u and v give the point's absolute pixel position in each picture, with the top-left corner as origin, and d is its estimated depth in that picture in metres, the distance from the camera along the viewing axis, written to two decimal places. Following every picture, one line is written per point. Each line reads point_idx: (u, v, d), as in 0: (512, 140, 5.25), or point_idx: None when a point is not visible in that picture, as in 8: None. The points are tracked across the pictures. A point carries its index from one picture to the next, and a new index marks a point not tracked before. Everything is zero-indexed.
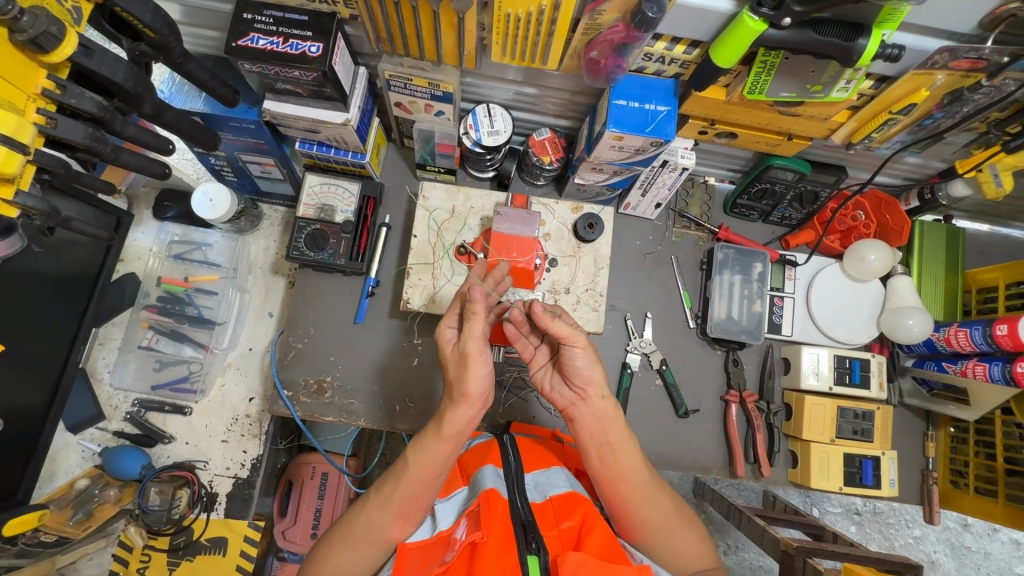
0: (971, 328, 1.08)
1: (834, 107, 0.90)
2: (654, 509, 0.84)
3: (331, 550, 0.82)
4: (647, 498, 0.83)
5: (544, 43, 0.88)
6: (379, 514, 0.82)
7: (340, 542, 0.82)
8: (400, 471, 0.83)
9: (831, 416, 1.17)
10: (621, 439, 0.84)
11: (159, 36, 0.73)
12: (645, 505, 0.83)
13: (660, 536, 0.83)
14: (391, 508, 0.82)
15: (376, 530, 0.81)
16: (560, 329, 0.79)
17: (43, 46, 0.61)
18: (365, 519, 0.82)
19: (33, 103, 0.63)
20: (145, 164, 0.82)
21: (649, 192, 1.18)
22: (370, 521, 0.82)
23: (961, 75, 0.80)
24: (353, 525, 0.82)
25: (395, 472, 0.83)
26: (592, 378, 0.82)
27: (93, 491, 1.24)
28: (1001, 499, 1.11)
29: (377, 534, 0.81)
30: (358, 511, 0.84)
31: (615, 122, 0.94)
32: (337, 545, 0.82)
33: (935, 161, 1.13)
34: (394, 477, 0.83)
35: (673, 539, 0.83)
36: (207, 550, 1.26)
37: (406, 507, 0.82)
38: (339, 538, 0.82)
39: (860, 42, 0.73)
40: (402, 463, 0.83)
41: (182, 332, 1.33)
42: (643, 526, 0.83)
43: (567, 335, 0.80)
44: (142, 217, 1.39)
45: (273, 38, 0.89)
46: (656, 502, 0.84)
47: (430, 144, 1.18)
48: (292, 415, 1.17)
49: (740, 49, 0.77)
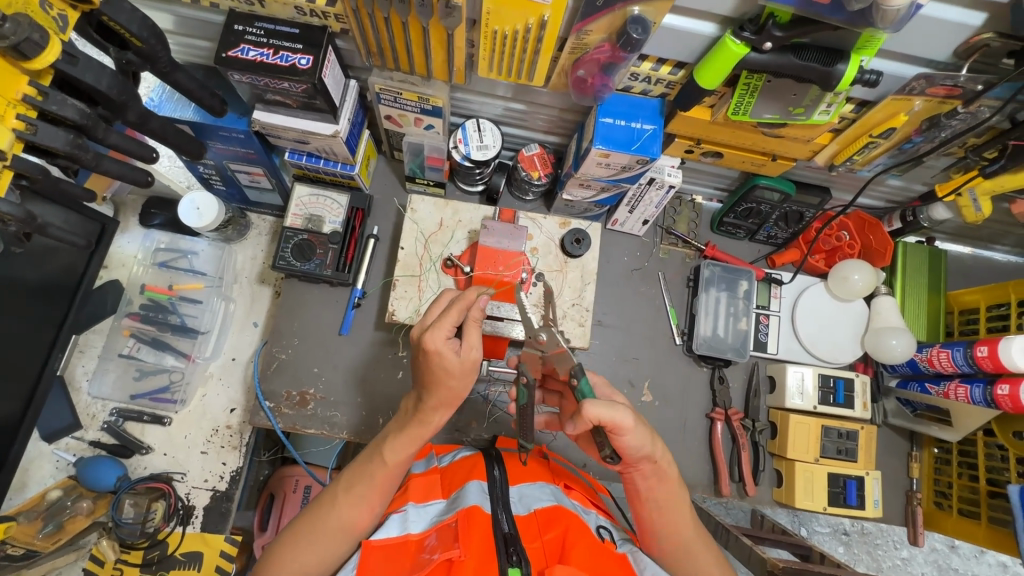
0: (953, 349, 1.09)
1: (816, 130, 0.92)
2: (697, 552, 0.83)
3: (296, 548, 0.80)
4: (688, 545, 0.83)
5: (532, 61, 0.89)
6: (348, 508, 0.82)
7: (305, 538, 0.81)
8: (371, 464, 0.85)
9: (815, 435, 1.18)
10: (681, 500, 0.82)
11: (146, 45, 0.73)
12: (692, 556, 0.83)
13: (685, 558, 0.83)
14: (354, 496, 0.83)
15: (343, 525, 0.82)
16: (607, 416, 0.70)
17: (25, 53, 0.60)
18: (325, 510, 0.82)
19: (12, 109, 0.62)
20: (128, 171, 0.81)
21: (636, 209, 1.19)
22: (335, 515, 0.82)
23: (938, 102, 0.82)
24: (320, 521, 0.82)
25: (366, 467, 0.85)
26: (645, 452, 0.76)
27: (65, 503, 1.21)
28: (984, 520, 1.11)
29: (343, 529, 0.82)
30: (324, 506, 0.83)
31: (601, 140, 0.95)
32: (301, 543, 0.80)
33: (916, 185, 1.15)
34: (365, 470, 0.85)
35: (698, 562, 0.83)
36: (181, 565, 1.23)
37: (370, 501, 0.83)
38: (304, 533, 0.81)
39: (839, 68, 0.75)
40: (371, 458, 0.85)
41: (163, 340, 1.32)
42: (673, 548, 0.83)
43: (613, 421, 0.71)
44: (129, 223, 1.38)
45: (264, 49, 0.90)
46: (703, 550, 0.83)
47: (420, 157, 1.18)
48: (273, 427, 1.15)
49: (723, 71, 0.79)
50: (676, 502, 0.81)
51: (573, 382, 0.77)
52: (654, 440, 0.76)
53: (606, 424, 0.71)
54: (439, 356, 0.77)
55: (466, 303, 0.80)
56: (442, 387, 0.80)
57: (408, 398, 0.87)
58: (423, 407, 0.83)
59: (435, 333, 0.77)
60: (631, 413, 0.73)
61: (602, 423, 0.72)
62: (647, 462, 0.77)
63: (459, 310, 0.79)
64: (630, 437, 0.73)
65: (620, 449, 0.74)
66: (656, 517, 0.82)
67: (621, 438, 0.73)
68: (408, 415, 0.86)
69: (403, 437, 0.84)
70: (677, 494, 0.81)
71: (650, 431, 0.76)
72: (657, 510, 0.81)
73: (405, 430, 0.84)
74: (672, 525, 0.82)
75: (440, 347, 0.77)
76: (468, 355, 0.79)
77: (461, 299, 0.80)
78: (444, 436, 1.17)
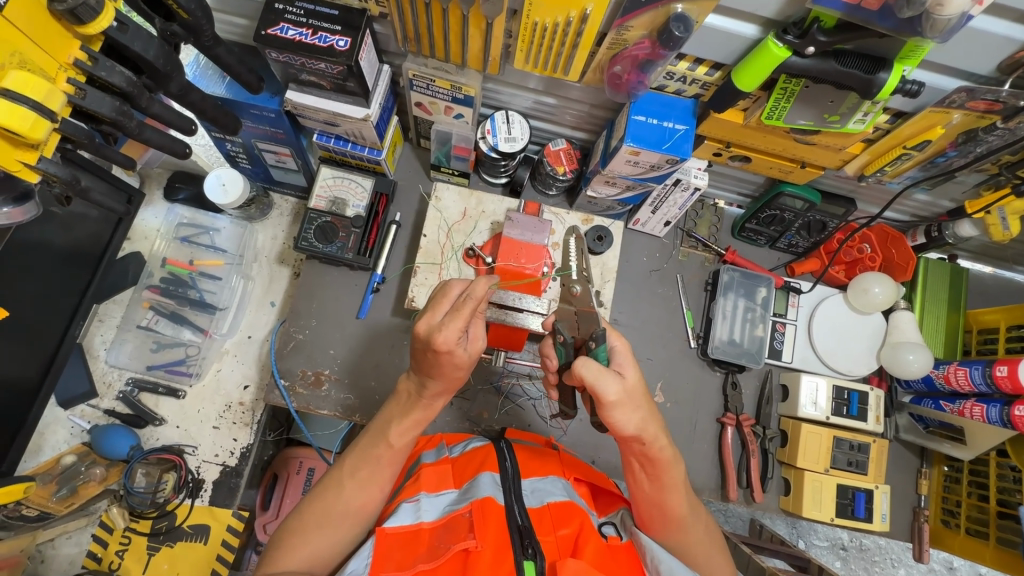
0: (971, 368, 1.09)
1: (850, 139, 0.92)
2: (689, 536, 0.85)
3: (305, 534, 0.80)
4: (679, 526, 0.83)
5: (569, 55, 0.89)
6: (356, 492, 0.83)
7: (313, 525, 0.81)
8: (376, 448, 0.84)
9: (827, 446, 1.17)
10: (676, 480, 0.81)
11: (192, 17, 0.74)
12: (683, 531, 0.84)
13: (677, 532, 0.84)
14: (359, 481, 0.83)
15: (351, 509, 0.82)
16: (587, 374, 0.71)
17: (80, 17, 0.63)
18: (325, 501, 0.82)
19: (64, 73, 0.65)
20: (167, 141, 0.83)
21: (659, 210, 1.19)
22: (341, 500, 0.82)
23: (977, 116, 0.83)
24: (330, 507, 0.82)
25: (370, 453, 0.84)
26: (643, 428, 0.75)
27: (79, 468, 1.23)
28: (992, 541, 1.11)
29: (354, 513, 0.82)
30: (330, 491, 0.83)
31: (632, 137, 0.95)
32: (309, 532, 0.80)
33: (944, 201, 1.16)
34: (370, 455, 0.84)
35: (688, 536, 0.85)
36: (188, 537, 1.24)
37: (374, 486, 0.84)
38: (314, 521, 0.81)
39: (880, 76, 0.74)
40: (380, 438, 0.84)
41: (182, 314, 1.33)
42: (669, 521, 0.83)
43: (596, 388, 0.71)
44: (153, 197, 1.40)
45: (303, 29, 0.90)
46: (695, 526, 0.85)
47: (446, 145, 1.19)
48: (287, 405, 1.15)
49: (761, 74, 0.79)
50: (668, 481, 0.81)
51: (591, 345, 0.78)
52: (644, 420, 0.75)
53: (590, 389, 0.72)
54: (449, 354, 0.72)
55: (478, 300, 0.72)
56: (446, 377, 0.77)
57: (409, 381, 0.83)
58: (425, 392, 0.81)
59: (448, 333, 0.71)
60: (617, 389, 0.72)
61: (585, 387, 0.73)
62: (636, 440, 0.76)
63: (471, 309, 0.72)
64: (610, 413, 0.72)
65: (608, 423, 0.75)
66: (648, 491, 0.82)
67: (607, 409, 0.72)
68: (408, 400, 0.84)
69: (406, 423, 0.83)
70: (670, 476, 0.80)
71: (641, 411, 0.74)
72: (649, 484, 0.81)
73: (409, 415, 0.83)
74: (664, 503, 0.82)
75: (452, 346, 0.72)
76: (474, 346, 0.77)
77: (473, 296, 0.72)
78: (454, 425, 1.17)
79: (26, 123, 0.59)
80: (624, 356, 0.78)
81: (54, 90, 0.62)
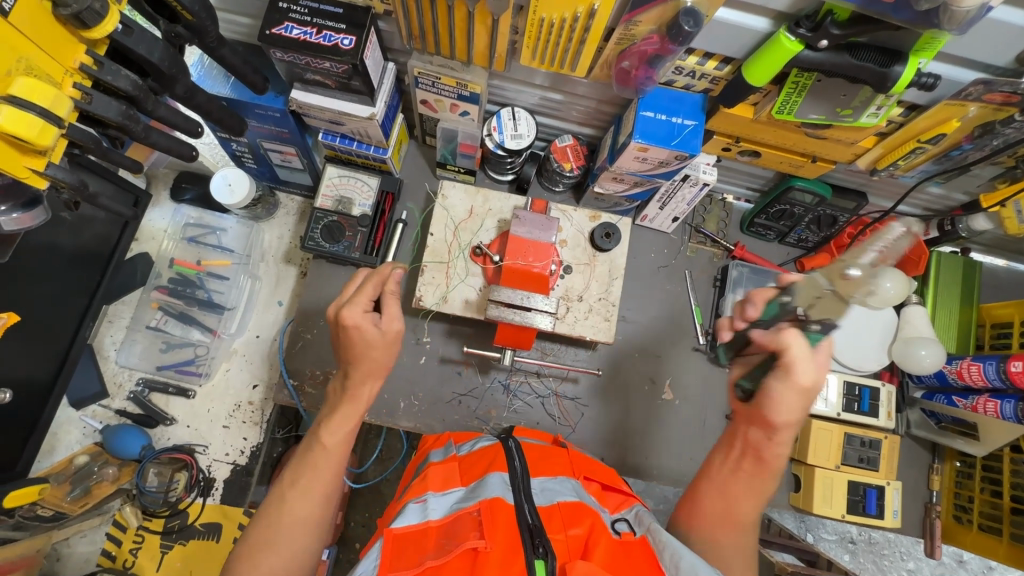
0: (985, 363, 1.07)
1: (862, 133, 0.90)
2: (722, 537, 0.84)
3: (257, 554, 0.76)
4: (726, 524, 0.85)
5: (576, 51, 0.88)
6: (301, 503, 0.79)
7: (262, 544, 0.77)
8: (310, 452, 0.83)
9: (837, 442, 1.16)
10: (768, 487, 0.85)
11: (196, 18, 0.74)
12: (719, 532, 0.84)
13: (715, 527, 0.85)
14: (302, 490, 0.80)
15: (300, 521, 0.79)
16: (783, 339, 0.78)
17: (86, 22, 0.62)
18: (269, 517, 0.79)
19: (70, 78, 0.65)
20: (173, 144, 0.83)
21: (667, 206, 1.18)
22: (288, 511, 0.79)
23: (994, 109, 0.81)
24: (276, 521, 0.78)
25: (306, 459, 0.83)
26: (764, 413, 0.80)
27: (92, 468, 1.24)
28: (1006, 537, 1.10)
29: (303, 523, 0.79)
30: (274, 506, 0.80)
31: (641, 134, 0.94)
32: (262, 551, 0.76)
33: (958, 194, 1.14)
34: (306, 462, 0.82)
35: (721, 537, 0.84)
36: (200, 535, 1.25)
37: (319, 492, 0.81)
38: (264, 538, 0.77)
39: (896, 69, 0.73)
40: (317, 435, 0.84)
41: (190, 314, 1.33)
42: (718, 514, 0.85)
43: (789, 357, 0.77)
44: (160, 197, 1.40)
45: (307, 28, 0.89)
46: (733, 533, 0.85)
47: (452, 143, 1.18)
48: (296, 405, 1.16)
49: (773, 68, 0.78)
50: (755, 483, 0.85)
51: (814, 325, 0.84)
52: (799, 416, 0.80)
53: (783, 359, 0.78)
54: (359, 329, 0.81)
55: (382, 277, 0.85)
56: (367, 361, 0.83)
57: (335, 380, 0.87)
58: (349, 382, 0.84)
59: (352, 310, 0.81)
60: (812, 376, 0.77)
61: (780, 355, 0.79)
62: (764, 430, 0.82)
63: (373, 284, 0.84)
64: (784, 389, 0.78)
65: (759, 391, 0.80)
66: (719, 482, 0.87)
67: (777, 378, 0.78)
68: (336, 396, 0.87)
69: (336, 420, 0.83)
70: (768, 482, 0.85)
71: (802, 406, 0.80)
72: (726, 478, 0.86)
73: (336, 411, 0.84)
74: (725, 495, 0.85)
75: (358, 321, 0.81)
76: (390, 327, 0.83)
77: (377, 274, 0.85)
78: (463, 423, 1.17)
79: (33, 129, 0.59)
80: (820, 356, 0.82)
81: (60, 96, 0.62)
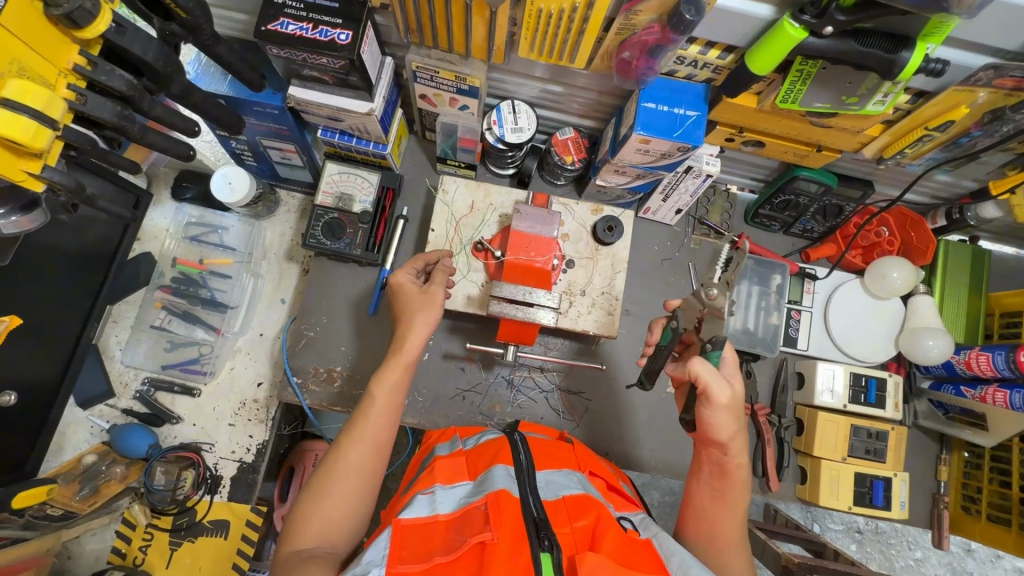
0: (994, 353, 1.06)
1: (868, 121, 0.89)
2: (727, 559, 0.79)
3: (315, 503, 0.77)
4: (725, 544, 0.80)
5: (576, 42, 0.87)
6: (357, 451, 0.81)
7: (318, 493, 0.78)
8: (363, 405, 0.85)
9: (844, 434, 1.16)
10: (739, 500, 0.82)
11: (190, 15, 0.73)
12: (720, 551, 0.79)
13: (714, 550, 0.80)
14: (356, 440, 0.81)
15: (357, 468, 0.80)
16: (702, 373, 0.76)
17: (77, 21, 0.62)
18: (327, 464, 0.80)
19: (64, 79, 0.64)
20: (170, 145, 0.83)
21: (670, 198, 1.17)
22: (345, 460, 0.80)
23: (1004, 94, 0.79)
24: (331, 470, 0.79)
25: (362, 410, 0.85)
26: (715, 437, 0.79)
27: (99, 468, 1.26)
28: (1014, 527, 1.09)
29: (359, 471, 0.80)
30: (330, 456, 0.81)
31: (642, 125, 0.93)
32: (320, 499, 0.77)
33: (967, 181, 1.12)
34: (362, 412, 0.84)
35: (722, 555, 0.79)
36: (209, 532, 1.26)
37: (375, 442, 0.82)
38: (321, 487, 0.78)
39: (903, 55, 0.71)
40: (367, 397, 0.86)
41: (194, 313, 1.34)
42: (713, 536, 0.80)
43: (707, 385, 0.77)
44: (161, 197, 1.40)
45: (303, 23, 0.89)
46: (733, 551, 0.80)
47: (452, 138, 1.17)
48: (300, 402, 1.16)
49: (777, 56, 0.76)
50: (729, 499, 0.82)
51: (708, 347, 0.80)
52: (736, 430, 0.80)
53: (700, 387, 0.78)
54: (402, 289, 0.96)
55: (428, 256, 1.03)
56: (410, 320, 0.92)
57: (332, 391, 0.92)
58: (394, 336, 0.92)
59: (400, 275, 0.97)
60: (729, 394, 0.77)
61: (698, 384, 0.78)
62: (718, 447, 0.81)
63: (421, 259, 1.02)
64: (715, 413, 0.78)
65: (701, 419, 0.80)
66: (704, 506, 0.83)
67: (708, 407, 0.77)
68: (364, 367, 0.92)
69: (389, 373, 0.87)
70: (737, 497, 0.82)
71: (735, 421, 0.80)
72: (714, 500, 0.82)
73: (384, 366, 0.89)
74: (717, 519, 0.81)
75: (403, 283, 0.96)
76: (430, 288, 0.96)
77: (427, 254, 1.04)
78: (467, 418, 1.17)
79: (27, 133, 0.59)
80: (730, 368, 0.84)
81: (53, 97, 0.61)
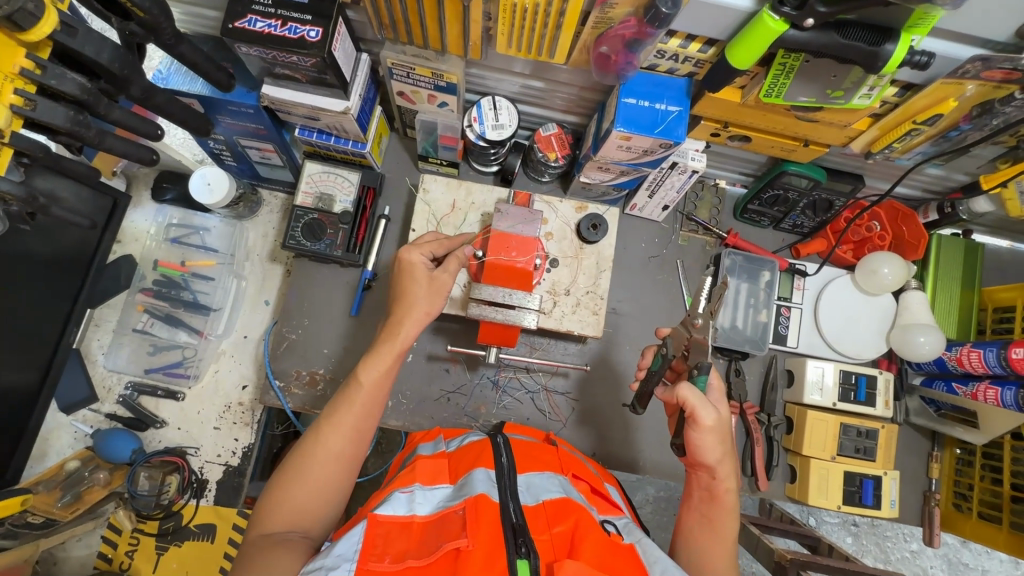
0: (985, 350, 1.04)
1: (856, 115, 0.86)
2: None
3: (288, 486, 0.76)
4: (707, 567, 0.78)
5: (552, 36, 0.84)
6: (335, 440, 0.79)
7: (290, 477, 0.76)
8: (348, 390, 0.83)
9: (833, 433, 1.14)
10: (730, 532, 0.80)
11: (149, 15, 0.71)
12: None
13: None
14: (334, 428, 0.79)
15: (332, 456, 0.78)
16: (689, 397, 0.75)
17: (20, 23, 0.60)
18: (303, 447, 0.79)
19: (10, 83, 0.62)
20: (132, 149, 0.81)
21: (656, 194, 1.14)
22: (322, 447, 0.78)
23: (994, 86, 0.77)
24: (307, 454, 0.78)
25: (346, 394, 0.82)
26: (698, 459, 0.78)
27: (83, 474, 1.24)
28: (1005, 525, 1.08)
29: (335, 460, 0.78)
30: (307, 440, 0.79)
31: (623, 122, 0.90)
32: (292, 485, 0.76)
33: (959, 174, 1.10)
34: (345, 396, 0.82)
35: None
36: (195, 536, 1.26)
37: (354, 431, 0.80)
38: (295, 472, 0.77)
39: (887, 48, 0.69)
40: (352, 384, 0.83)
41: (176, 316, 1.32)
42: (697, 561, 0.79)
43: (694, 410, 0.76)
44: (141, 198, 1.37)
45: (272, 20, 0.86)
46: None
47: (433, 135, 1.14)
48: (283, 406, 1.15)
49: (757, 50, 0.74)
50: (718, 528, 0.80)
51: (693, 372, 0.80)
52: (724, 454, 0.79)
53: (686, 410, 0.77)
54: (412, 270, 0.91)
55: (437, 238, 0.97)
56: (412, 307, 0.88)
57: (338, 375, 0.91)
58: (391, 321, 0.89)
59: (412, 253, 0.92)
60: (715, 417, 0.76)
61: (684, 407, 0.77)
62: (707, 471, 0.80)
63: (431, 240, 0.96)
64: (702, 435, 0.77)
65: (688, 442, 0.79)
66: (692, 532, 0.81)
67: (692, 428, 0.77)
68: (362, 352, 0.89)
69: (381, 358, 0.84)
70: (727, 526, 0.79)
71: (723, 446, 0.78)
72: (701, 525, 0.81)
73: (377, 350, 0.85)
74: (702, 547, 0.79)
75: (415, 263, 0.91)
76: (439, 277, 0.91)
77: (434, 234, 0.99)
78: (452, 420, 1.16)
79: None
80: (715, 395, 0.83)
81: None
